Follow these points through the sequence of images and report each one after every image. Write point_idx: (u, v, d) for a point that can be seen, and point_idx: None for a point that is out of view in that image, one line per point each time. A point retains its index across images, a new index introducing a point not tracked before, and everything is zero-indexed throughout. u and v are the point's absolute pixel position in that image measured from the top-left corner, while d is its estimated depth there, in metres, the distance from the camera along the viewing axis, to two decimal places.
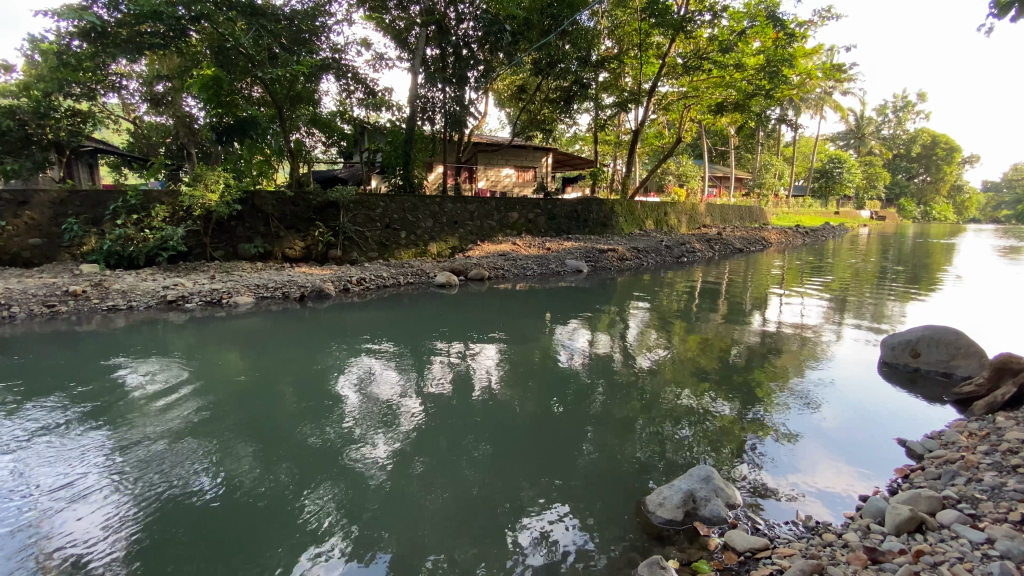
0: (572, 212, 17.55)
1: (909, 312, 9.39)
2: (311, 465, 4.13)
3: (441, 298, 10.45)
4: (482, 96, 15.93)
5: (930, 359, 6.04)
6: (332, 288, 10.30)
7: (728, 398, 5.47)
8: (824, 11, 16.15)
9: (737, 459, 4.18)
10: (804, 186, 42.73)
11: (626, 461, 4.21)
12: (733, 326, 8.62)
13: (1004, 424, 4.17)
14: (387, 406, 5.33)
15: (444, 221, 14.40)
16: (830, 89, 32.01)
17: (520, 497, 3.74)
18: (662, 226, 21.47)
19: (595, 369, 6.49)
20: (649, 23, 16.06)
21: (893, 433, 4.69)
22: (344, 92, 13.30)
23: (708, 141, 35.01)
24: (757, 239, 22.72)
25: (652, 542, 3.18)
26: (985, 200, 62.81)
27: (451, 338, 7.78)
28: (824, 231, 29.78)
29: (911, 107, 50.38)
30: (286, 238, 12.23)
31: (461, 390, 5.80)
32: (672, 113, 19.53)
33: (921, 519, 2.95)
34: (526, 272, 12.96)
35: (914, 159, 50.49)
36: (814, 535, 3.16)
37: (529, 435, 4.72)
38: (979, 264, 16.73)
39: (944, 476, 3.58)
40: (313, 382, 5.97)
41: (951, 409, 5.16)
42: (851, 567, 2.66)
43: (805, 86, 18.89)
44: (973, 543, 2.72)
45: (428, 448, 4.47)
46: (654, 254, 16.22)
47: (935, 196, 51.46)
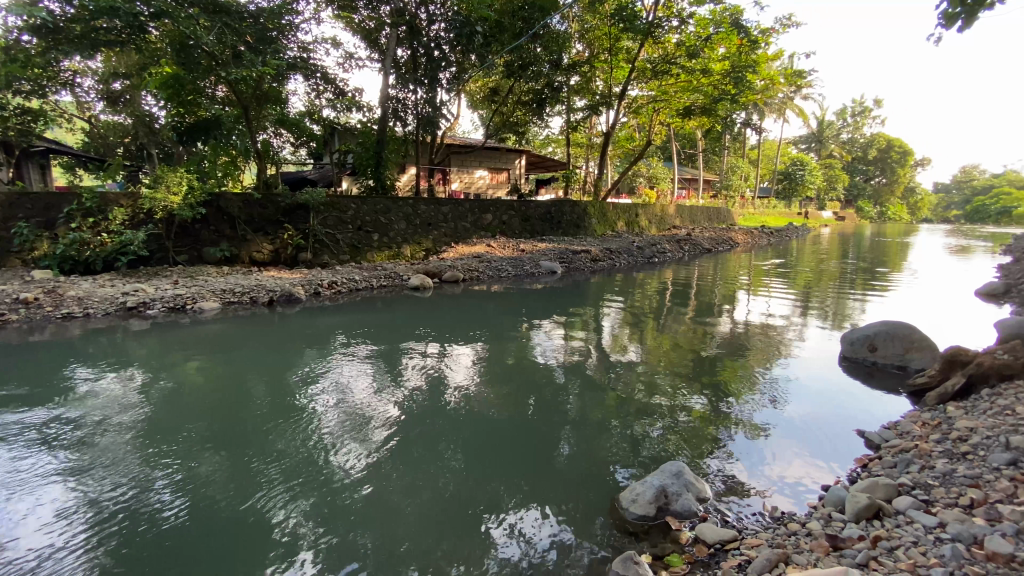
0: (546, 213, 17.70)
1: (872, 308, 9.80)
2: (283, 472, 4.07)
3: (415, 300, 10.39)
4: (455, 97, 15.83)
5: (887, 353, 6.29)
6: (303, 292, 10.11)
7: (700, 393, 5.64)
8: (785, 19, 16.71)
9: (710, 452, 4.30)
10: (770, 188, 43.85)
11: (603, 460, 4.26)
12: (704, 325, 8.78)
13: (955, 413, 4.36)
14: (359, 409, 5.29)
15: (417, 222, 14.30)
16: (792, 93, 32.95)
17: (498, 499, 3.75)
18: (635, 227, 21.82)
19: (569, 369, 6.54)
20: (618, 28, 16.33)
21: (853, 423, 4.90)
22: (313, 93, 12.99)
23: (677, 144, 35.66)
24: (725, 239, 23.36)
25: (625, 540, 3.21)
26: (936, 200, 65.93)
27: (425, 341, 7.78)
28: (787, 230, 30.87)
29: (868, 111, 52.39)
30: (254, 241, 11.91)
31: (434, 393, 5.77)
32: (642, 116, 19.61)
33: (878, 506, 3.07)
34: (501, 273, 12.99)
35: (872, 162, 52.50)
36: (780, 524, 3.26)
37: (506, 438, 4.70)
38: (932, 262, 17.57)
39: (900, 464, 3.71)
40: (283, 390, 5.82)
41: (907, 401, 5.35)
42: (814, 555, 2.75)
43: (768, 91, 19.53)
44: (927, 527, 2.82)
45: (402, 454, 4.41)
46: (626, 255, 16.51)
47: (890, 197, 53.61)
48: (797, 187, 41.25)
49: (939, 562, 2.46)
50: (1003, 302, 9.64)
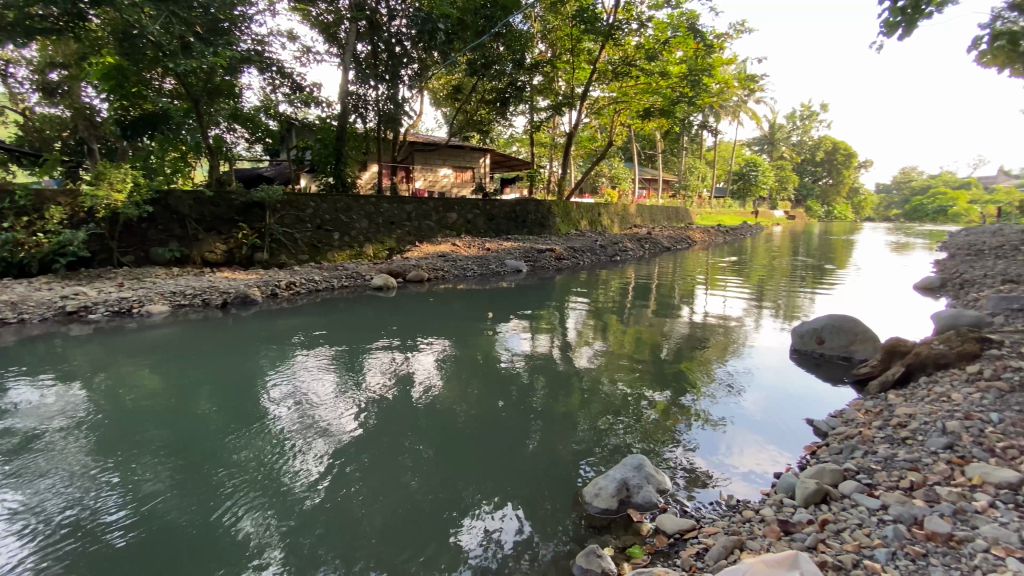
0: (510, 212, 17.72)
1: (821, 303, 10.28)
2: (241, 480, 3.91)
3: (377, 301, 10.18)
4: (417, 94, 15.62)
5: (833, 345, 6.61)
6: (259, 293, 9.74)
7: (662, 388, 5.76)
8: (738, 25, 17.33)
9: (671, 445, 4.39)
10: (726, 188, 45.39)
11: (569, 457, 4.28)
12: (665, 321, 8.98)
13: (895, 401, 4.61)
14: (321, 413, 5.14)
15: (380, 221, 14.02)
16: (746, 97, 34.22)
17: (465, 499, 3.71)
18: (598, 226, 22.13)
19: (536, 367, 6.56)
20: (580, 29, 16.52)
21: (804, 412, 5.12)
22: (268, 87, 12.50)
23: (638, 145, 36.42)
24: (684, 238, 24.03)
25: (588, 534, 3.24)
26: (877, 201, 69.88)
27: (389, 341, 7.64)
28: (742, 229, 32.05)
29: (815, 116, 55.00)
30: (206, 241, 11.40)
31: (399, 394, 5.67)
32: (604, 117, 19.90)
33: (825, 490, 3.21)
34: (466, 272, 12.90)
35: (819, 163, 55.13)
36: (735, 512, 3.36)
37: (473, 438, 4.66)
38: (874, 259, 18.60)
39: (845, 450, 3.89)
40: (241, 395, 5.59)
41: (852, 390, 5.63)
42: (767, 540, 2.85)
43: (723, 94, 20.21)
44: (871, 509, 2.96)
45: (366, 457, 4.30)
46: (590, 254, 16.72)
47: (836, 197, 56.48)
48: (751, 188, 42.87)
49: (882, 543, 2.58)
50: (937, 295, 10.31)
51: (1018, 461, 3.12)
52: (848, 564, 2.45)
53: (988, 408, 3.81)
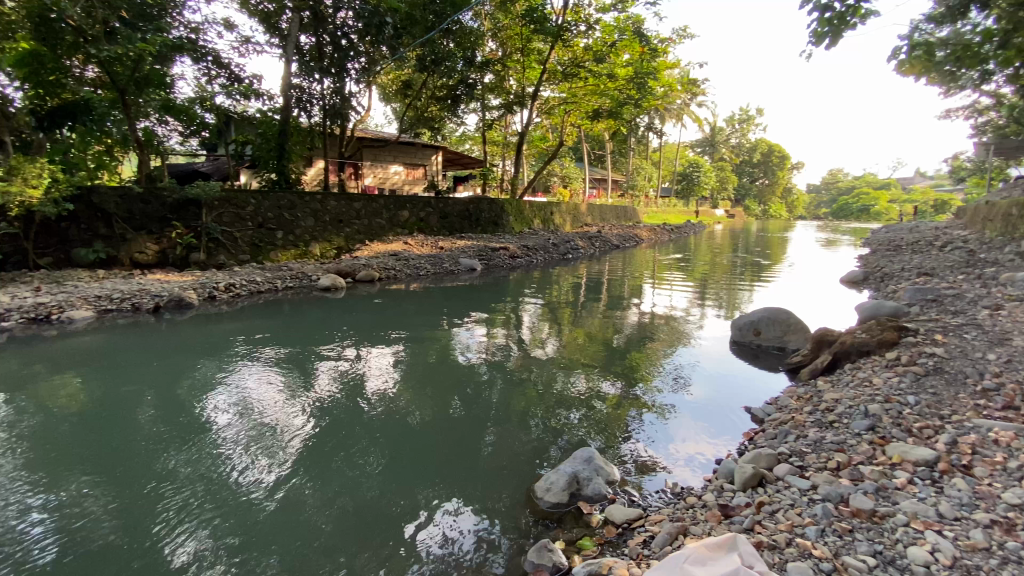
0: (463, 210, 17.60)
1: (759, 297, 10.83)
2: (183, 494, 3.69)
3: (326, 302, 9.84)
4: (365, 89, 15.20)
5: (769, 336, 6.99)
6: (196, 296, 9.19)
7: (612, 381, 5.88)
8: (681, 31, 17.97)
9: (620, 437, 4.50)
10: (671, 188, 47.07)
11: (523, 453, 4.29)
12: (616, 317, 9.17)
13: (824, 387, 4.92)
14: (268, 419, 4.92)
15: (327, 219, 13.56)
16: (688, 100, 35.59)
17: (420, 501, 3.65)
18: (550, 224, 22.38)
19: (490, 364, 6.53)
20: (529, 29, 16.61)
21: (745, 400, 5.38)
22: (202, 77, 11.88)
23: (588, 145, 37.10)
24: (632, 236, 24.72)
25: (540, 529, 3.26)
26: (809, 201, 74.55)
27: (340, 344, 7.40)
28: (687, 227, 33.35)
29: (752, 120, 57.98)
30: (135, 241, 10.64)
31: (351, 397, 5.50)
32: (555, 116, 20.12)
33: (761, 474, 3.38)
34: (419, 271, 12.70)
35: (756, 165, 58.18)
36: (680, 499, 3.48)
37: (428, 439, 4.58)
38: (806, 255, 19.83)
39: (780, 435, 4.10)
40: (179, 404, 5.26)
41: (785, 377, 5.98)
42: (709, 525, 2.96)
43: (667, 97, 20.93)
44: (802, 490, 3.14)
45: (316, 464, 4.14)
46: (543, 252, 16.88)
47: (772, 197, 59.80)
48: (694, 188, 44.65)
49: (813, 521, 2.74)
50: (861, 288, 11.12)
51: (930, 439, 3.40)
52: (783, 542, 2.58)
53: (905, 392, 4.14)
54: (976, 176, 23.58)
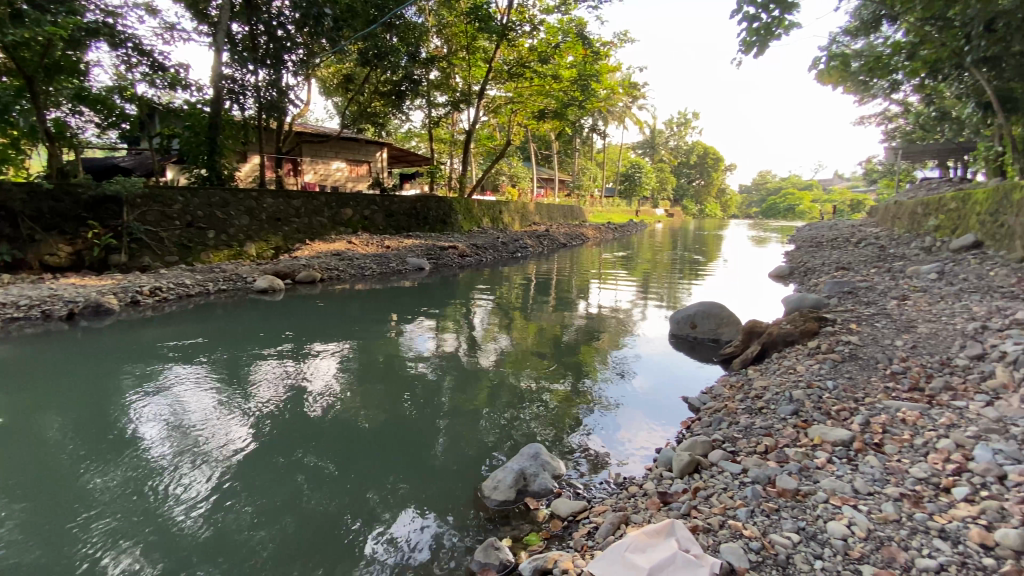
0: (410, 208, 17.31)
1: (698, 292, 11.33)
2: (107, 514, 3.41)
3: (264, 305, 9.37)
4: (304, 82, 14.61)
5: (704, 329, 7.34)
6: (116, 301, 8.49)
7: (559, 376, 5.96)
8: (622, 35, 18.52)
9: (566, 431, 4.56)
10: (615, 188, 48.42)
11: (472, 452, 4.25)
12: (564, 314, 9.30)
13: (754, 375, 5.21)
14: (203, 429, 4.63)
15: (264, 218, 12.93)
16: (630, 103, 36.73)
17: (370, 506, 3.54)
18: (498, 223, 22.42)
19: (439, 364, 6.43)
20: (474, 27, 16.56)
21: (682, 390, 5.60)
22: (121, 64, 10.91)
23: (534, 145, 37.46)
24: (579, 234, 25.23)
25: (486, 528, 3.25)
26: (742, 201, 78.92)
27: (282, 348, 7.06)
28: (631, 226, 34.44)
29: (689, 123, 60.61)
30: (44, 242, 9.69)
31: (294, 402, 5.26)
32: (502, 116, 20.17)
33: (697, 461, 3.52)
34: (364, 271, 12.36)
35: (694, 166, 60.91)
36: (622, 489, 3.57)
37: (377, 443, 4.45)
38: (739, 251, 20.97)
39: (714, 422, 4.29)
40: (100, 418, 4.84)
41: (719, 367, 6.29)
42: (649, 512, 3.05)
43: (609, 99, 21.52)
44: (733, 474, 3.29)
45: (257, 475, 3.93)
46: (492, 250, 16.89)
47: (709, 198, 62.84)
48: (637, 188, 46.17)
49: (743, 503, 2.88)
50: (787, 281, 11.89)
51: (846, 420, 3.68)
52: (716, 525, 2.71)
53: (824, 377, 4.46)
54: (885, 178, 25.79)
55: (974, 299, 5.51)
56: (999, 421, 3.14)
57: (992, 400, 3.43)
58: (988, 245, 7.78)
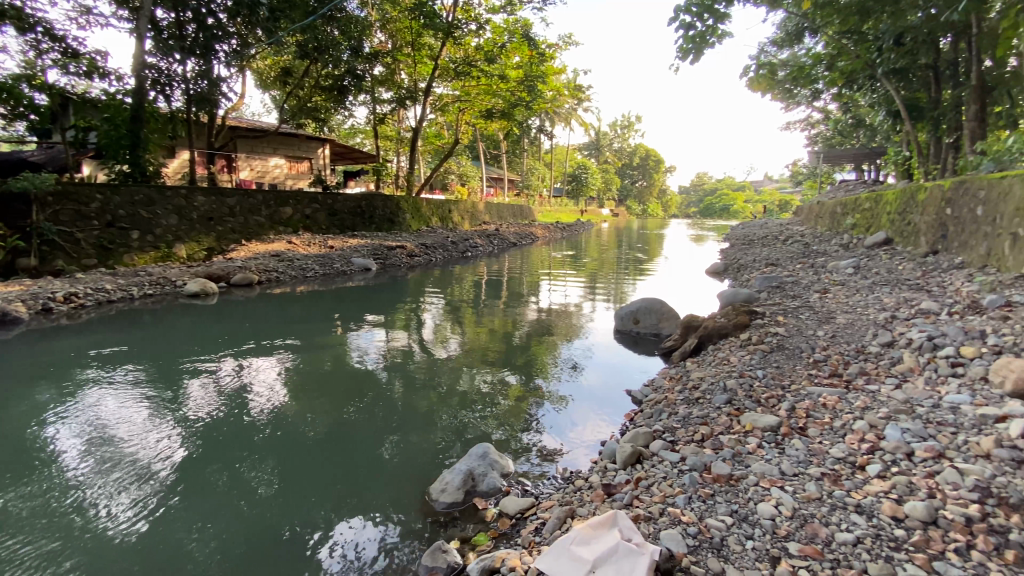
0: (354, 207, 16.83)
1: (642, 288, 11.69)
2: (18, 541, 3.11)
3: (196, 309, 8.81)
4: (238, 74, 13.86)
5: (646, 324, 7.57)
6: (23, 309, 7.72)
7: (507, 374, 5.98)
8: (567, 38, 18.81)
9: (513, 429, 4.58)
10: (563, 188, 49.20)
11: (422, 455, 4.18)
12: (514, 312, 9.34)
13: (691, 367, 5.44)
14: (131, 442, 4.32)
15: (195, 217, 12.16)
16: (576, 105, 37.44)
17: (317, 516, 3.42)
18: (448, 223, 22.21)
19: (387, 367, 6.29)
20: (419, 23, 16.29)
21: (626, 384, 5.75)
22: (29, 50, 10.05)
23: (483, 144, 37.41)
24: (528, 234, 25.42)
25: (433, 530, 3.21)
26: (683, 202, 82.31)
27: (218, 355, 6.67)
28: (578, 226, 35.10)
29: (632, 125, 62.54)
30: None
31: (232, 411, 4.98)
32: (449, 114, 19.99)
33: (639, 452, 3.62)
34: (306, 273, 11.90)
35: (638, 168, 62.89)
36: (569, 483, 3.62)
37: (323, 449, 4.30)
38: (680, 249, 21.86)
39: (655, 414, 4.44)
40: (10, 435, 4.41)
41: (660, 360, 6.51)
42: (594, 505, 3.11)
43: (556, 100, 21.82)
44: (673, 462, 3.42)
45: (191, 489, 3.71)
46: (441, 250, 16.70)
47: (652, 198, 65.08)
48: (584, 189, 47.11)
49: (682, 490, 3.00)
50: (723, 277, 12.51)
51: (775, 407, 3.91)
52: (657, 513, 2.80)
53: (755, 366, 4.72)
54: (809, 181, 27.69)
55: (885, 291, 6.01)
56: (906, 403, 3.44)
57: (900, 383, 3.75)
58: (897, 242, 8.51)
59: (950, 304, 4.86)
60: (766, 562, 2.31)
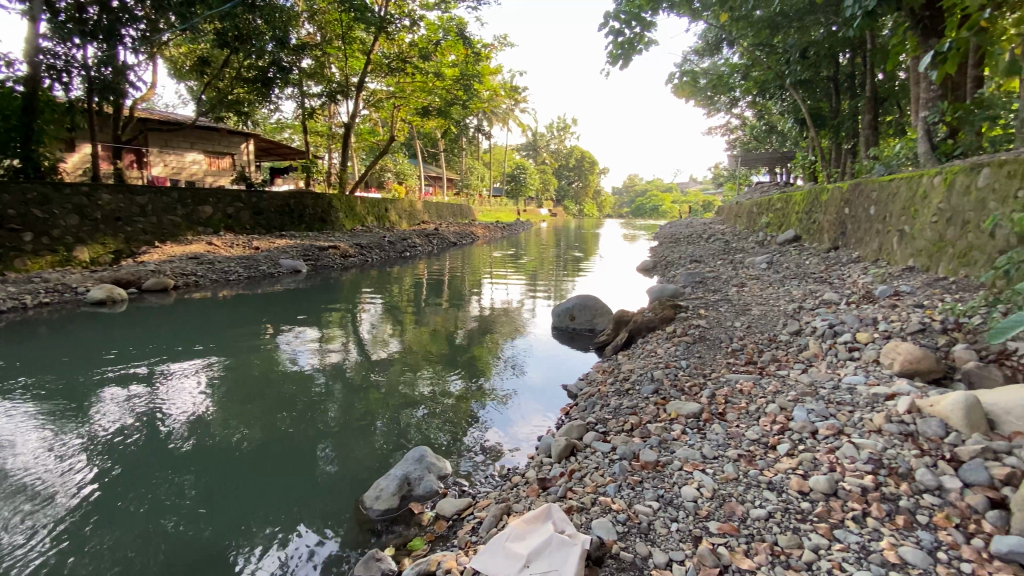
0: (282, 206, 16.05)
1: (578, 286, 11.96)
2: None
3: (104, 318, 8.03)
4: (149, 61, 12.78)
5: (581, 320, 7.77)
6: None
7: (445, 374, 5.93)
8: (502, 38, 18.92)
9: (450, 429, 4.54)
10: (502, 188, 49.46)
11: (361, 462, 4.05)
12: (452, 312, 9.28)
13: (622, 360, 5.66)
14: (27, 465, 3.86)
15: (100, 217, 11.08)
16: (513, 105, 37.76)
17: (249, 533, 3.23)
18: (384, 222, 21.67)
19: (322, 371, 6.04)
20: (349, 16, 15.77)
21: (561, 378, 5.87)
22: None
23: (420, 142, 36.87)
24: (468, 233, 25.32)
25: (367, 539, 3.11)
26: (618, 202, 85.22)
27: (132, 366, 6.12)
28: (517, 225, 35.44)
29: (568, 127, 64.00)
30: None
31: (149, 426, 4.58)
32: (383, 111, 19.52)
33: (573, 444, 3.70)
34: (230, 275, 11.19)
35: (574, 168, 64.40)
36: (506, 480, 3.64)
37: (255, 462, 4.06)
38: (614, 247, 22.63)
39: (589, 406, 4.56)
40: None
41: (594, 354, 6.71)
42: (529, 499, 3.14)
43: (492, 100, 21.89)
44: (605, 453, 3.53)
45: (103, 514, 3.37)
46: (377, 250, 16.26)
47: (589, 198, 66.88)
48: (522, 189, 47.61)
49: (613, 479, 3.10)
50: (652, 273, 13.08)
51: (697, 394, 4.14)
52: (589, 503, 2.87)
53: (679, 357, 4.97)
54: (730, 182, 29.58)
55: (794, 284, 6.53)
56: (811, 385, 3.75)
57: (806, 367, 4.09)
58: (804, 239, 9.27)
59: (848, 295, 5.35)
60: (689, 542, 2.43)
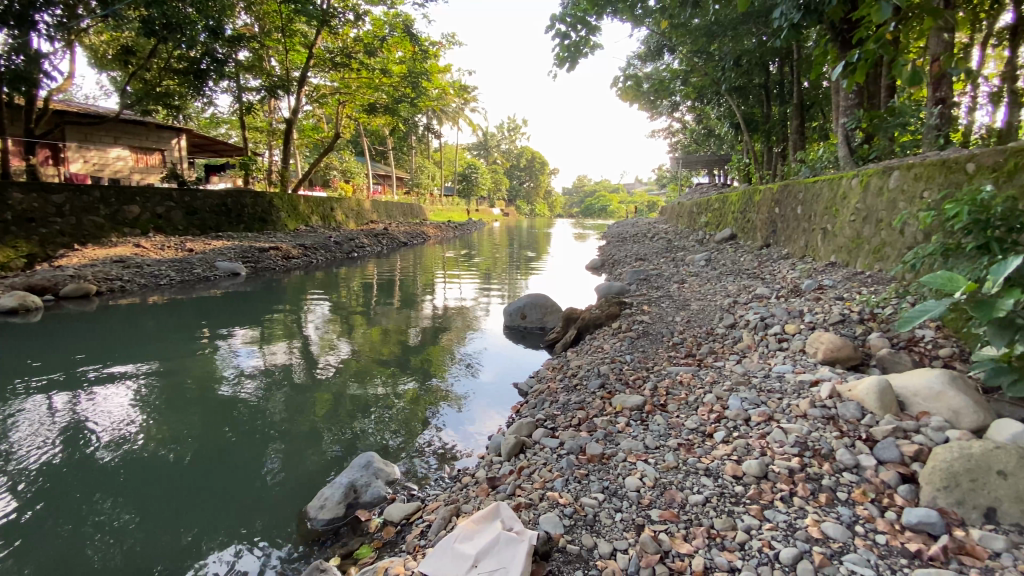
0: (219, 205, 15.26)
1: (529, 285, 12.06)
2: None
3: (15, 328, 7.33)
4: (65, 48, 11.77)
5: (531, 318, 7.85)
6: None
7: (394, 376, 5.83)
8: (450, 37, 18.80)
9: (399, 433, 4.47)
10: (453, 188, 49.13)
11: (307, 469, 3.92)
12: (401, 313, 9.13)
13: (570, 356, 5.77)
14: None
15: (9, 217, 10.10)
16: (463, 104, 37.60)
17: (189, 550, 3.06)
18: (330, 222, 21.02)
19: (265, 378, 5.80)
20: (289, 9, 15.17)
21: (512, 377, 5.90)
22: None
23: (368, 140, 36.05)
24: (418, 233, 24.98)
25: (312, 550, 3.01)
26: (568, 202, 86.60)
27: (51, 381, 5.64)
28: (468, 224, 35.31)
29: (518, 127, 64.42)
30: None
31: (71, 444, 4.24)
32: (328, 107, 18.93)
33: (522, 442, 3.74)
34: (162, 279, 10.51)
35: (525, 168, 64.88)
36: (456, 481, 3.62)
37: (193, 475, 3.85)
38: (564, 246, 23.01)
39: (538, 404, 4.61)
40: None
41: (544, 352, 6.78)
42: (479, 499, 3.15)
43: (441, 99, 21.70)
44: (553, 448, 3.58)
45: (22, 540, 3.10)
46: (323, 251, 15.74)
47: (540, 198, 67.56)
48: (474, 188, 47.48)
49: (560, 473, 3.16)
50: (600, 271, 13.41)
51: (641, 387, 4.28)
52: (537, 499, 2.90)
53: (624, 352, 5.13)
54: (672, 183, 30.76)
55: (730, 279, 6.88)
56: (745, 375, 3.97)
57: (740, 358, 4.32)
58: (739, 237, 9.79)
59: (778, 289, 5.69)
60: (633, 531, 2.52)
